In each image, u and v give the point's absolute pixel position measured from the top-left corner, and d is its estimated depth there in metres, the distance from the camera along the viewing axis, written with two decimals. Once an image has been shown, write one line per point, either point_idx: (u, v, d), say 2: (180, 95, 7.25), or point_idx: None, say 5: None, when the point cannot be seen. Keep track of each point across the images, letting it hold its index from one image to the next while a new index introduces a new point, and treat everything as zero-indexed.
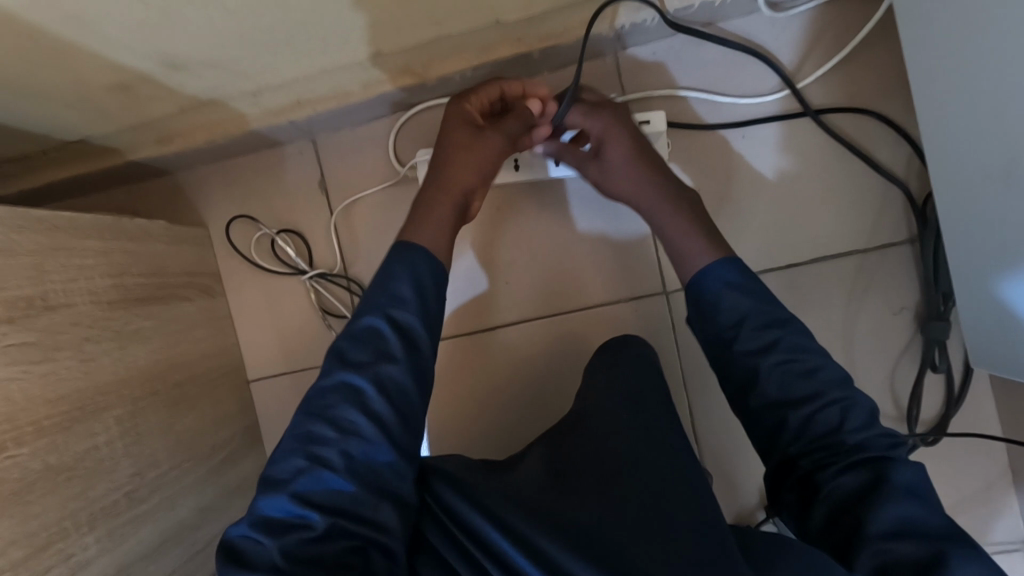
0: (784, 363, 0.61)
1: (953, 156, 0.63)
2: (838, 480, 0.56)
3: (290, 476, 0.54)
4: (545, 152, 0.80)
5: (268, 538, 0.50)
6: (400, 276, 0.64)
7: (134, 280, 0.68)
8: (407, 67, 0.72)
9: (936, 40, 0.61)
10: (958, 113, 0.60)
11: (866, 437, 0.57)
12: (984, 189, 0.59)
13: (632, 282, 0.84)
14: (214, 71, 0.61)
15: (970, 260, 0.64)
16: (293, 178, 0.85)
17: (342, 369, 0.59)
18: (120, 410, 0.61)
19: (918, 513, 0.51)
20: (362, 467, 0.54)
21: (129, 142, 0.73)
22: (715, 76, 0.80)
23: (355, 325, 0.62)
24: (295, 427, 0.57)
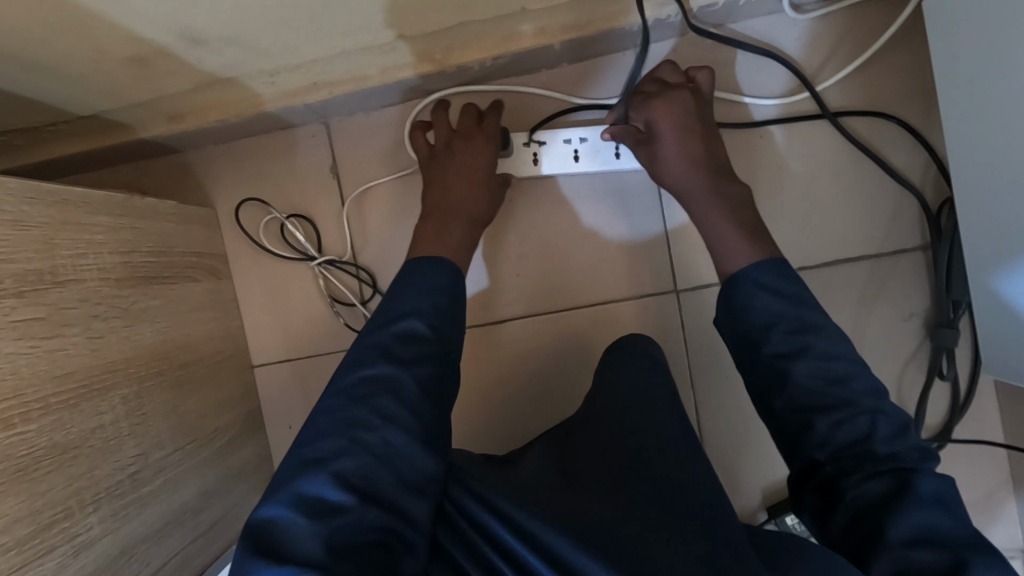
0: (815, 369, 0.60)
1: (975, 175, 0.62)
2: (862, 488, 0.54)
3: (327, 457, 0.53)
4: (566, 147, 0.81)
5: (304, 518, 0.49)
6: (426, 288, 0.66)
7: (143, 258, 0.67)
8: (427, 52, 0.71)
9: (967, 60, 0.60)
10: (986, 136, 0.59)
11: (897, 445, 0.55)
12: (1011, 190, 0.58)
13: (645, 280, 0.84)
14: (234, 48, 0.60)
15: (987, 283, 0.63)
16: (305, 162, 0.84)
17: (384, 362, 0.59)
18: (127, 390, 0.60)
19: (941, 522, 0.49)
20: (399, 457, 0.54)
21: (138, 119, 0.72)
22: (736, 76, 0.80)
23: (393, 324, 0.63)
24: (333, 409, 0.56)
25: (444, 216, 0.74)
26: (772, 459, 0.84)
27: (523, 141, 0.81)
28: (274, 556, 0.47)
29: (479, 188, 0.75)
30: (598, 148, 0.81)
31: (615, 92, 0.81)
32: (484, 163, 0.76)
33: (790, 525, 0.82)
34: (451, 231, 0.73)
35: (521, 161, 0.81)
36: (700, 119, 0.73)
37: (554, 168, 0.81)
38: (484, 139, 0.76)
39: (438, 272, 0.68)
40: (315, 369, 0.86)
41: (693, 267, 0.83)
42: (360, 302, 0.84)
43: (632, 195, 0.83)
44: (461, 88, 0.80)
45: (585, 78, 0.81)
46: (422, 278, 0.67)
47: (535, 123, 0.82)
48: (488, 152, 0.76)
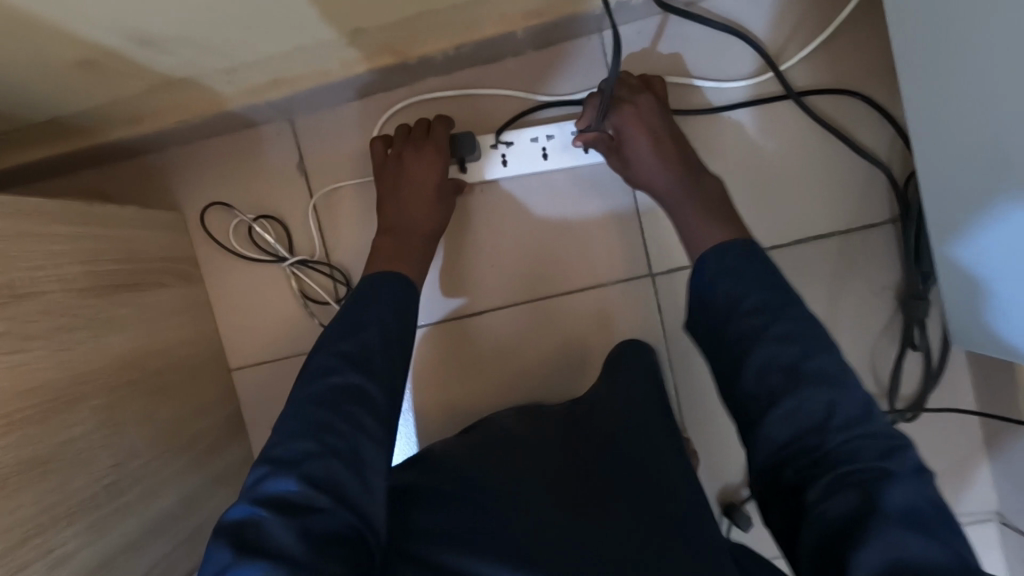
0: (771, 351, 0.58)
1: (932, 157, 0.63)
2: (825, 502, 0.50)
3: (298, 458, 0.54)
4: (533, 146, 0.80)
5: (274, 513, 0.50)
6: (384, 301, 0.67)
7: (108, 267, 0.66)
8: (388, 45, 0.70)
9: (921, 48, 0.60)
10: (945, 123, 0.60)
11: (852, 435, 0.53)
12: (966, 174, 0.59)
13: (621, 265, 0.84)
14: (188, 48, 0.59)
15: (953, 267, 0.65)
16: (272, 161, 0.83)
17: (352, 370, 0.61)
18: (98, 401, 0.60)
19: (915, 545, 0.44)
20: (368, 463, 0.55)
21: (94, 124, 0.70)
22: (700, 60, 0.80)
23: (354, 333, 0.64)
24: (300, 415, 0.57)
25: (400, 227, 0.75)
26: None
27: (490, 143, 0.81)
28: (247, 551, 0.48)
29: (431, 200, 0.77)
30: (566, 144, 0.80)
31: (582, 81, 0.81)
32: (435, 174, 0.77)
33: None
34: (409, 248, 0.75)
35: (489, 163, 0.81)
36: (664, 121, 0.75)
37: (522, 168, 0.81)
38: (433, 149, 0.77)
39: (401, 289, 0.70)
40: (294, 370, 0.85)
41: (668, 249, 0.83)
42: (335, 300, 0.83)
43: (603, 182, 0.82)
44: (425, 95, 0.81)
45: (551, 66, 0.81)
46: (383, 291, 0.68)
47: (502, 121, 0.82)
48: (438, 162, 0.77)
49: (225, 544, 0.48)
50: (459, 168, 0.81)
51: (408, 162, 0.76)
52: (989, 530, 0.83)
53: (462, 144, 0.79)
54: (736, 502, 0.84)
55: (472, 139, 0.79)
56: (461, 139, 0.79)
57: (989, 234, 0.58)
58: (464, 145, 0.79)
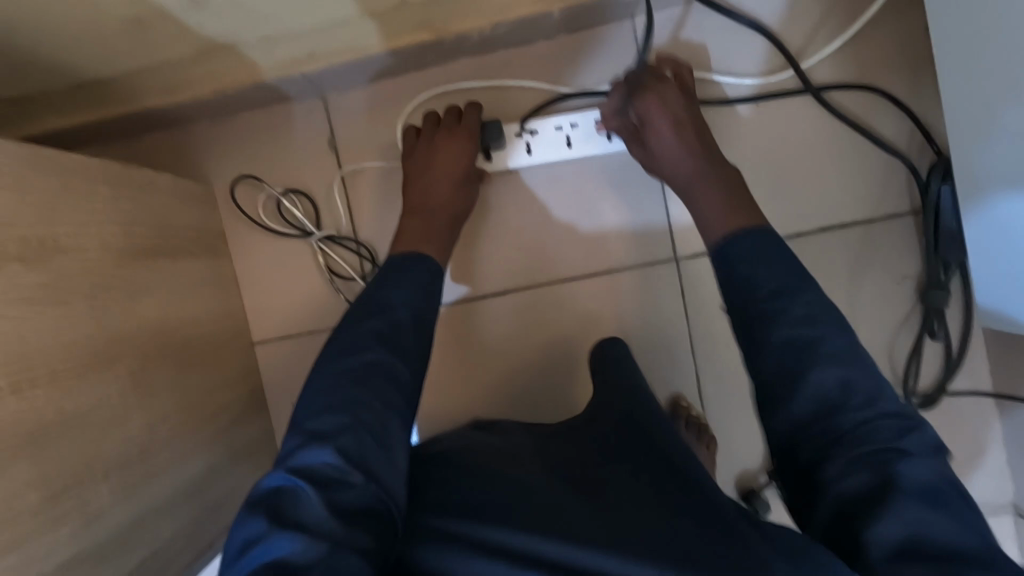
0: (787, 330, 0.57)
1: (963, 142, 0.66)
2: (842, 480, 0.49)
3: (330, 432, 0.54)
4: (557, 135, 0.81)
5: (311, 487, 0.51)
6: (406, 281, 0.67)
7: (142, 231, 0.66)
8: (426, 21, 0.70)
9: (955, 32, 0.62)
10: (974, 100, 0.62)
11: (871, 412, 0.52)
12: (994, 159, 0.62)
13: (646, 249, 0.84)
14: (233, 13, 0.59)
15: (978, 243, 0.67)
16: (302, 137, 0.83)
17: (381, 347, 0.61)
18: (132, 361, 0.60)
19: (935, 524, 0.44)
20: (394, 441, 0.55)
21: (132, 89, 0.71)
22: (720, 56, 0.81)
23: (381, 310, 0.64)
24: (333, 389, 0.57)
25: (426, 206, 0.76)
26: None
27: (515, 132, 0.81)
28: (282, 523, 0.48)
29: (457, 185, 0.77)
30: (590, 132, 0.81)
31: (609, 68, 0.81)
32: (464, 159, 0.77)
33: None
34: (435, 230, 0.75)
35: (513, 152, 0.82)
36: (688, 111, 0.75)
37: (547, 156, 0.82)
38: (465, 135, 0.78)
39: (425, 271, 0.69)
40: (317, 346, 0.85)
41: (694, 233, 0.83)
42: (361, 277, 0.84)
43: (630, 168, 0.83)
44: (457, 84, 0.82)
45: (580, 51, 0.81)
46: (407, 271, 0.69)
47: (527, 111, 0.82)
48: (468, 148, 0.78)
49: (261, 514, 0.49)
50: (484, 157, 0.82)
51: (437, 149, 0.77)
52: (1005, 521, 0.83)
53: (489, 133, 0.80)
54: (755, 487, 0.84)
55: (498, 128, 0.80)
56: (488, 128, 0.80)
57: (1012, 209, 0.60)
58: (490, 134, 0.79)
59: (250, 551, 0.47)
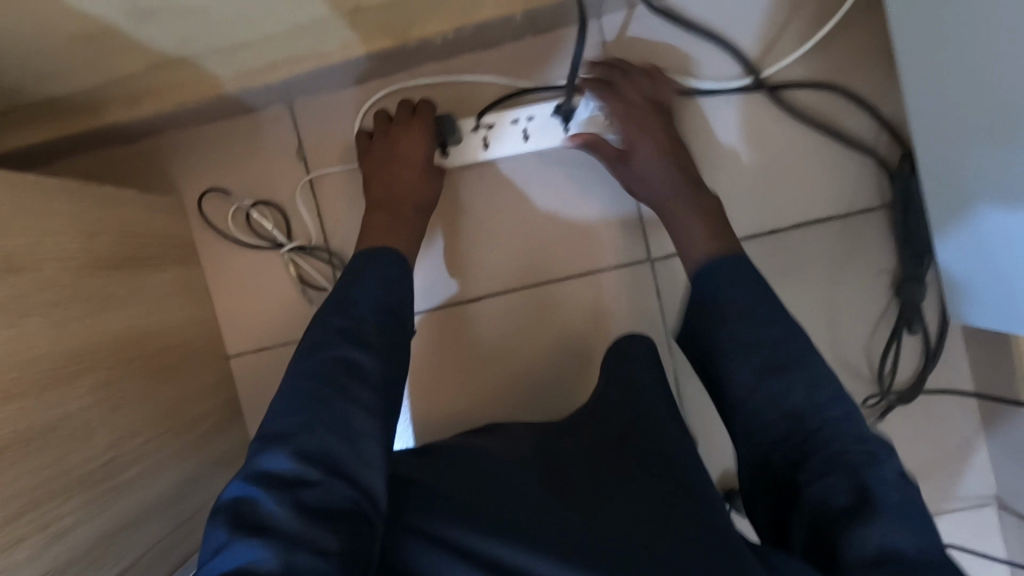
0: (754, 339, 0.59)
1: (941, 166, 0.64)
2: (817, 485, 0.50)
3: (293, 434, 0.54)
4: (513, 128, 0.80)
5: (268, 491, 0.50)
6: (370, 272, 0.67)
7: (104, 245, 0.65)
8: (387, 25, 0.70)
9: (929, 51, 0.60)
10: (944, 99, 0.60)
11: (838, 420, 0.54)
12: (975, 184, 0.60)
13: (619, 249, 0.83)
14: (184, 25, 0.58)
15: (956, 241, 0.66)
16: (270, 147, 0.83)
17: (344, 345, 0.60)
18: (96, 378, 0.59)
19: (902, 531, 0.45)
20: (363, 436, 0.55)
21: (94, 105, 0.70)
22: (684, 56, 0.80)
23: (348, 310, 0.63)
24: (297, 389, 0.56)
25: (391, 202, 0.75)
26: None
27: (471, 126, 0.80)
28: (242, 530, 0.47)
29: (421, 175, 0.77)
30: (545, 124, 0.79)
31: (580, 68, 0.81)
32: (424, 149, 0.77)
33: None
34: (401, 223, 0.74)
35: (471, 147, 0.81)
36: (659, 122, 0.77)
37: (505, 151, 0.81)
38: (422, 126, 0.77)
39: (394, 265, 0.69)
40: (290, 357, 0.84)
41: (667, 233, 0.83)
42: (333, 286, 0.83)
43: (598, 167, 0.82)
44: (417, 81, 0.81)
45: (548, 52, 0.81)
46: (375, 266, 0.68)
47: (486, 104, 0.81)
48: (427, 140, 0.77)
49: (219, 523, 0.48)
50: (441, 153, 0.81)
51: (394, 145, 0.77)
52: (989, 512, 0.83)
53: (445, 127, 0.78)
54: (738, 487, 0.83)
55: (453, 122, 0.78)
56: (443, 122, 0.78)
57: (997, 230, 0.59)
58: (447, 127, 0.78)
59: (213, 560, 0.46)
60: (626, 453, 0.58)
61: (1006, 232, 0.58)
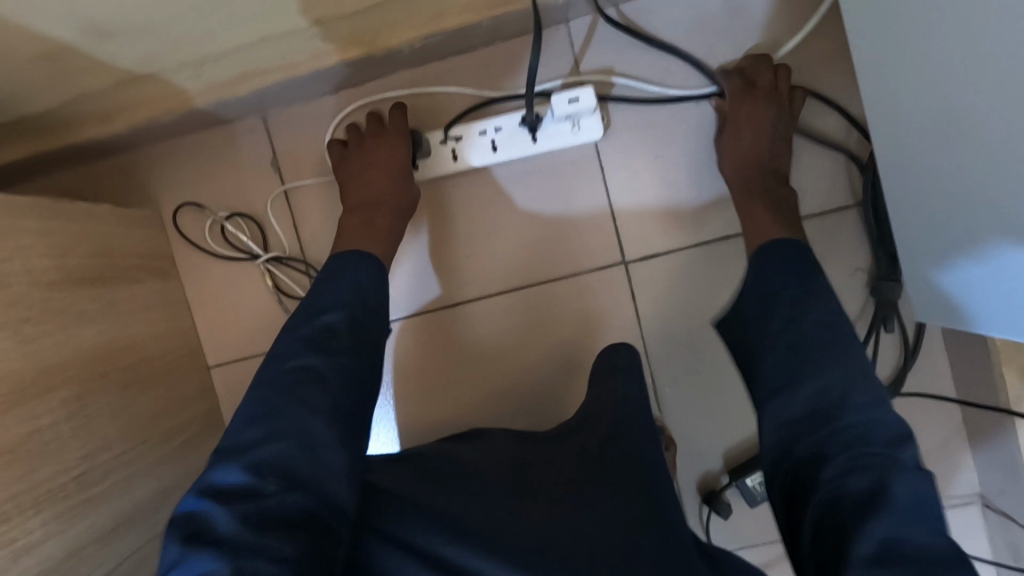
0: (797, 337, 0.58)
1: (911, 178, 0.62)
2: (840, 481, 0.50)
3: (248, 447, 0.54)
4: (483, 139, 0.80)
5: (220, 505, 0.50)
6: (342, 279, 0.67)
7: (77, 261, 0.66)
8: (354, 36, 0.70)
9: (913, 57, 0.56)
10: (923, 109, 0.57)
11: (868, 416, 0.53)
12: (949, 201, 0.58)
13: (593, 254, 0.83)
14: (147, 41, 0.59)
15: (932, 242, 0.62)
16: (246, 159, 0.83)
17: (307, 354, 0.60)
18: (67, 392, 0.60)
19: (915, 531, 0.45)
20: (322, 444, 0.54)
21: (67, 121, 0.71)
22: (649, 68, 0.81)
23: (313, 318, 0.63)
24: (255, 401, 0.56)
25: (364, 211, 0.75)
26: (726, 421, 0.84)
27: (439, 139, 0.81)
28: (192, 548, 0.48)
29: (400, 179, 0.77)
30: (514, 134, 0.80)
31: (551, 74, 0.81)
32: (400, 155, 0.77)
33: (750, 487, 0.82)
34: (383, 227, 0.75)
35: (439, 159, 0.81)
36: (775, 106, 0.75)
37: (473, 161, 0.81)
38: (395, 134, 0.78)
39: (367, 270, 0.69)
40: None
41: (640, 236, 0.82)
42: None
43: (572, 172, 0.82)
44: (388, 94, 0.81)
45: (517, 58, 0.81)
46: (348, 272, 0.68)
47: (455, 115, 0.82)
48: (401, 146, 0.77)
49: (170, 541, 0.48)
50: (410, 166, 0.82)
51: (370, 153, 0.77)
52: (973, 512, 0.82)
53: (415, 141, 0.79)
54: (717, 489, 0.83)
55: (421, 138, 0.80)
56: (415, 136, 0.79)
57: (969, 250, 0.57)
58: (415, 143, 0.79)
59: None
60: (597, 467, 0.58)
61: (974, 254, 0.57)
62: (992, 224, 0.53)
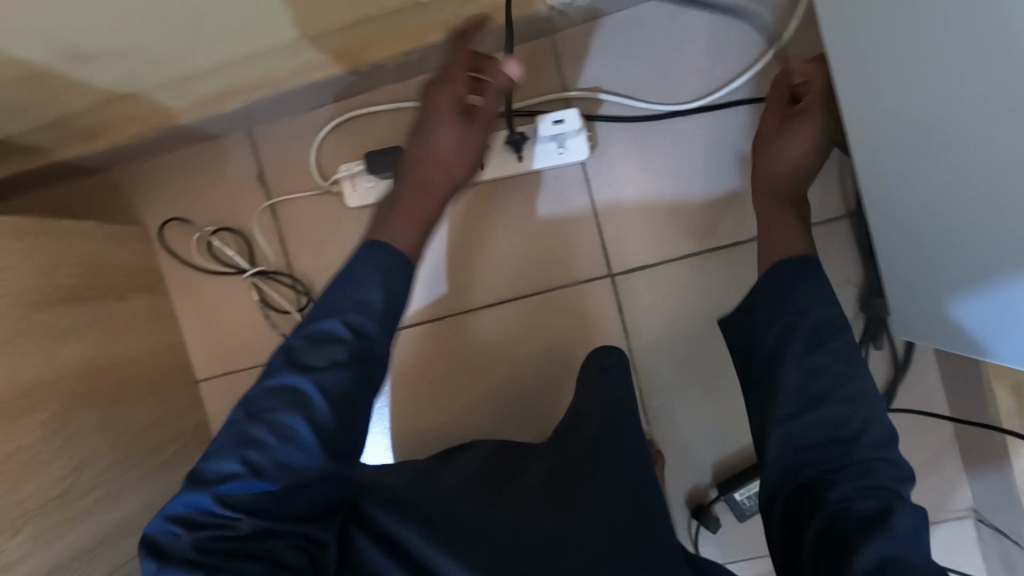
0: (821, 360, 0.56)
1: (902, 190, 0.57)
2: (849, 504, 0.51)
3: (221, 477, 0.51)
4: None
5: (186, 532, 0.49)
6: (356, 281, 0.60)
7: (63, 279, 0.66)
8: (338, 52, 0.70)
9: (902, 58, 0.51)
10: (914, 116, 0.52)
11: (880, 454, 0.53)
12: (946, 215, 0.52)
13: (579, 267, 0.83)
14: (126, 62, 0.59)
15: (921, 260, 0.58)
16: (233, 174, 0.84)
17: (292, 373, 0.55)
18: (51, 411, 0.60)
19: (908, 558, 0.48)
20: (304, 479, 0.52)
21: (53, 139, 0.71)
22: (636, 82, 0.80)
23: (310, 324, 0.57)
24: (232, 424, 0.53)
25: (394, 204, 0.70)
26: (713, 434, 0.83)
27: None
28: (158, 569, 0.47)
29: (452, 153, 0.71)
30: (501, 154, 0.81)
31: (537, 88, 0.81)
32: (453, 126, 0.71)
33: (739, 501, 0.81)
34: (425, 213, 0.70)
35: None
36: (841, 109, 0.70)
37: None
38: (451, 100, 0.70)
39: (381, 265, 0.61)
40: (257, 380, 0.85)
41: (625, 248, 0.82)
42: (297, 310, 0.83)
43: (561, 184, 0.82)
44: (372, 108, 0.81)
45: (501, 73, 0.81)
46: (369, 268, 0.61)
47: None
48: (455, 115, 0.71)
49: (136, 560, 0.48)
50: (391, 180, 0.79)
51: (428, 121, 0.70)
52: (965, 527, 0.81)
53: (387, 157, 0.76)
54: (705, 503, 0.82)
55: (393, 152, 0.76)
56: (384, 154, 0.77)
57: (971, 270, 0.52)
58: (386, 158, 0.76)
59: None
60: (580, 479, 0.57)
61: (976, 274, 0.52)
62: (998, 244, 0.48)
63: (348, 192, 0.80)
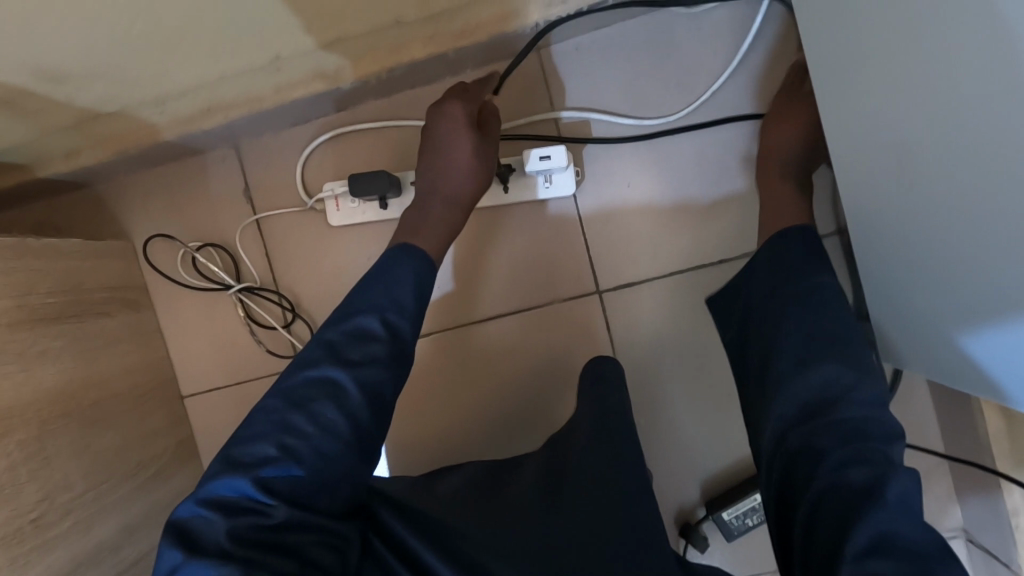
0: (811, 326, 0.57)
1: (899, 194, 0.55)
2: (841, 475, 0.48)
3: (261, 460, 0.51)
4: None
5: (222, 517, 0.48)
6: (389, 279, 0.61)
7: (41, 299, 0.66)
8: (319, 70, 0.70)
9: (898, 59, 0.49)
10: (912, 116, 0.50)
11: (869, 415, 0.52)
12: (942, 216, 0.51)
13: (567, 283, 0.82)
14: (104, 81, 0.59)
15: (917, 262, 0.56)
16: (217, 189, 0.83)
17: (332, 364, 0.56)
18: (25, 434, 0.60)
19: (900, 527, 0.44)
20: (335, 466, 0.52)
21: (34, 156, 0.71)
22: (622, 98, 0.80)
23: (345, 320, 0.59)
24: (270, 412, 0.53)
25: (415, 208, 0.71)
26: (701, 454, 0.82)
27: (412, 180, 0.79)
28: (189, 554, 0.46)
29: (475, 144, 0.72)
30: None
31: (523, 103, 0.81)
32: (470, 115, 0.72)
33: (727, 521, 0.80)
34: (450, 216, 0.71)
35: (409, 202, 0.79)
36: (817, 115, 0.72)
37: None
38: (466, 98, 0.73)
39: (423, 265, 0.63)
40: (242, 397, 0.85)
41: (614, 265, 0.81)
42: (282, 326, 0.83)
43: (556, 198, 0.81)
44: (357, 125, 0.80)
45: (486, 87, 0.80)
46: (405, 265, 0.63)
47: None
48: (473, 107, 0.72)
49: (165, 547, 0.47)
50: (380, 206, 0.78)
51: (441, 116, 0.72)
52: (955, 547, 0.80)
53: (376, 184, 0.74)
54: (693, 522, 0.82)
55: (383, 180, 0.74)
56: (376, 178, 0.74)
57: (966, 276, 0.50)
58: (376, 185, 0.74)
59: None
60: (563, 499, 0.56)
61: (974, 280, 0.50)
62: (996, 247, 0.47)
63: (332, 210, 0.80)
